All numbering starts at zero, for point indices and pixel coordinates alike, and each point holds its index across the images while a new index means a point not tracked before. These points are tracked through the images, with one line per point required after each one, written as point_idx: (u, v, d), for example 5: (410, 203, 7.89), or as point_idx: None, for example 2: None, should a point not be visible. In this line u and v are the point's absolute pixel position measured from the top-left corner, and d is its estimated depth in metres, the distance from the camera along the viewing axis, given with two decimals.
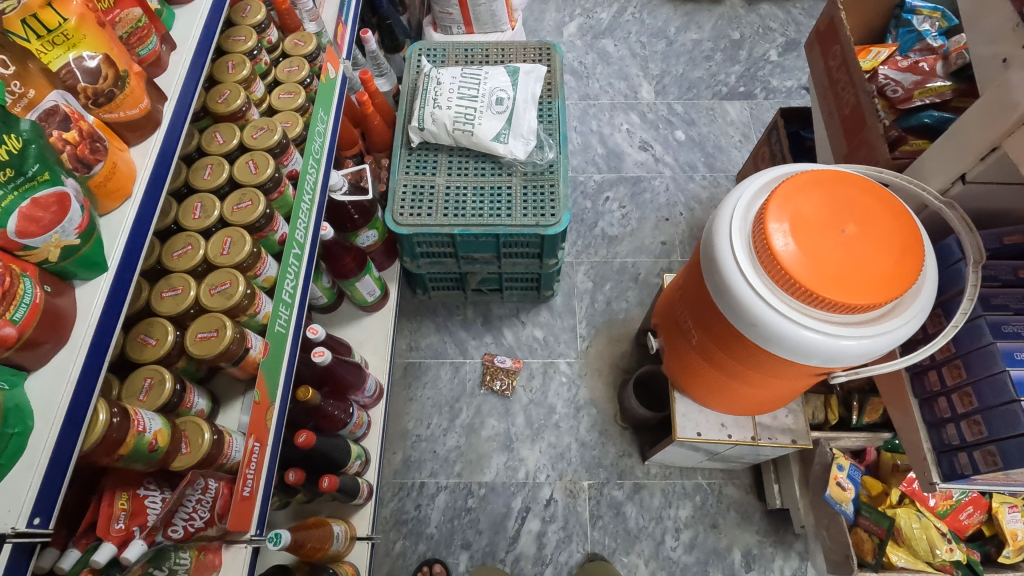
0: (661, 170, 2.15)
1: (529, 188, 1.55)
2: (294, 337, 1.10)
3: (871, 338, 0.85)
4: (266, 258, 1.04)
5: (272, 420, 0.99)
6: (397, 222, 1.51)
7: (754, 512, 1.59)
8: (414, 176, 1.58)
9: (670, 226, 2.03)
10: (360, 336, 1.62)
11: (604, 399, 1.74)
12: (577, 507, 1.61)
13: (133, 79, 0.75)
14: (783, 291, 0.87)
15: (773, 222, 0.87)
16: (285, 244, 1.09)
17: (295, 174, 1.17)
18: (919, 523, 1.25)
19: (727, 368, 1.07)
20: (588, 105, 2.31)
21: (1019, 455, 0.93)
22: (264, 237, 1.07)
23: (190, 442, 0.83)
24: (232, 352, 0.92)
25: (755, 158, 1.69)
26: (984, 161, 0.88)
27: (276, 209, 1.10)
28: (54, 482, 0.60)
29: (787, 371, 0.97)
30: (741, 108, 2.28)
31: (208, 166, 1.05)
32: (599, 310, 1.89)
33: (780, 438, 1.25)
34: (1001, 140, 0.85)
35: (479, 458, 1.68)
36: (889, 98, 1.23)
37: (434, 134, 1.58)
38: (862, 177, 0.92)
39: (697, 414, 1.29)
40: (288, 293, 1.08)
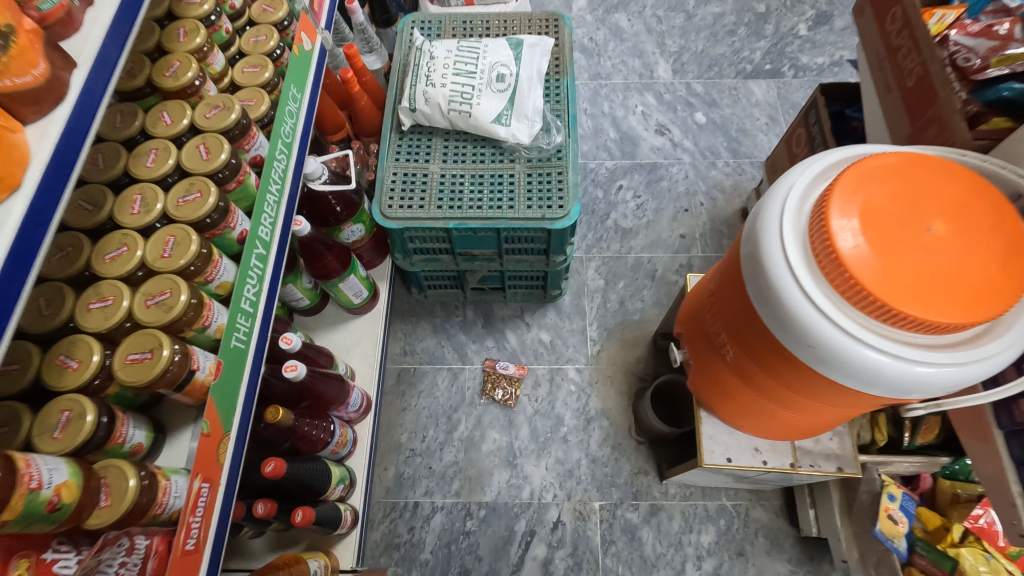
0: (679, 156, 1.96)
1: (534, 177, 1.37)
2: (258, 351, 0.94)
3: (962, 365, 0.68)
4: (219, 260, 0.88)
5: (227, 453, 0.85)
6: (385, 215, 1.34)
7: (785, 539, 1.43)
8: (405, 163, 1.40)
9: (689, 218, 1.85)
10: (346, 341, 1.46)
11: (617, 411, 1.58)
12: (588, 532, 1.45)
13: (21, 37, 0.59)
14: (849, 305, 0.70)
15: (839, 218, 0.69)
16: (246, 244, 0.93)
17: (260, 160, 1.00)
18: (987, 565, 1.05)
19: (768, 392, 0.89)
20: (599, 85, 2.12)
21: None
22: (220, 235, 0.90)
23: (110, 492, 0.67)
24: (170, 377, 0.76)
25: (789, 141, 1.51)
26: None
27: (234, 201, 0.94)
28: None
29: (846, 399, 0.80)
30: (767, 88, 2.08)
31: (152, 151, 0.89)
32: (612, 311, 1.72)
33: (822, 466, 1.09)
34: None
35: (479, 475, 1.52)
36: (959, 69, 1.00)
37: (428, 115, 1.40)
38: (947, 162, 0.74)
39: (726, 437, 1.12)
40: (249, 300, 0.92)
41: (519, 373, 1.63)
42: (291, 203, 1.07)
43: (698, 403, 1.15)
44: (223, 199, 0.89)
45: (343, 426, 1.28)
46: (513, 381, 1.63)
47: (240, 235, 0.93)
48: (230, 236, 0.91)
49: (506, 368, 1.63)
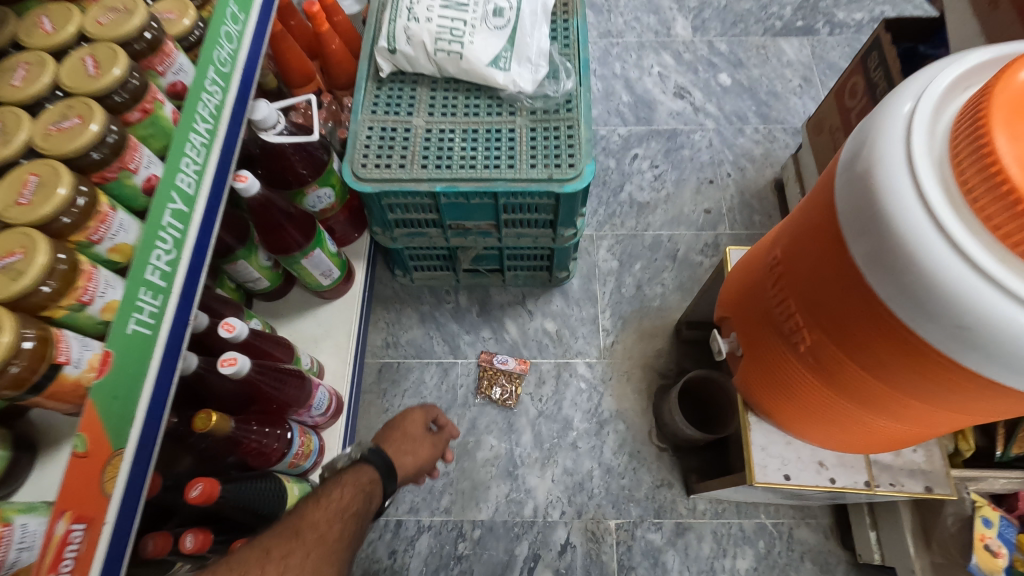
0: (702, 121, 1.72)
1: (539, 131, 1.14)
2: (175, 339, 0.71)
3: None
4: (113, 213, 0.64)
5: (118, 481, 0.61)
6: (359, 176, 1.10)
7: (836, 565, 1.20)
8: (383, 115, 1.17)
9: (715, 190, 1.61)
10: (315, 331, 1.23)
11: (635, 412, 1.35)
12: (602, 556, 1.23)
13: None
14: (1017, 262, 0.48)
15: (1010, 135, 0.48)
16: (158, 194, 0.69)
17: (181, 90, 0.77)
18: None
19: (857, 392, 0.67)
20: (610, 44, 1.87)
21: None
22: (116, 181, 0.66)
23: None
24: (13, 376, 0.52)
25: (839, 93, 1.29)
26: None
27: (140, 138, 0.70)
28: None
29: (982, 403, 0.58)
30: (800, 47, 1.84)
31: (20, 66, 0.65)
32: (628, 297, 1.48)
33: (906, 485, 0.86)
34: None
35: (473, 488, 1.29)
36: None
37: (410, 57, 1.17)
38: None
39: (783, 449, 0.89)
40: (160, 271, 0.69)
41: (519, 370, 1.40)
42: (228, 151, 0.84)
43: (745, 405, 0.92)
44: (120, 131, 0.65)
45: (306, 433, 1.04)
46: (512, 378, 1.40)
47: (146, 181, 0.69)
48: (130, 182, 0.67)
49: (505, 363, 1.40)
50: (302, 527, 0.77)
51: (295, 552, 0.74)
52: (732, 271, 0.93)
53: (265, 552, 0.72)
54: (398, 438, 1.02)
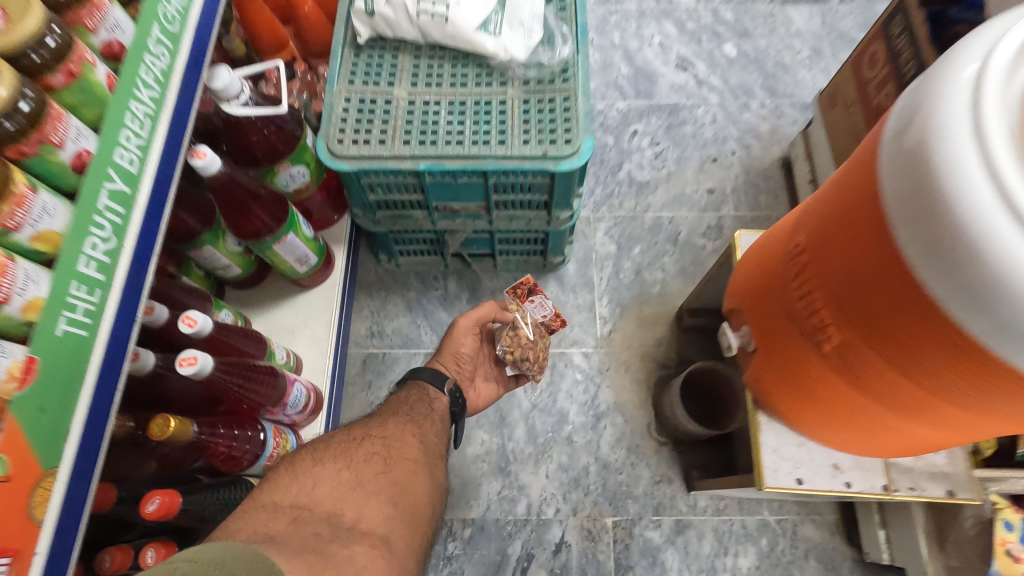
0: (706, 96, 1.62)
1: (532, 103, 1.04)
2: (120, 339, 0.63)
3: None
4: (12, 261, 0.52)
5: (57, 502, 0.55)
6: (335, 153, 1.00)
7: (841, 563, 1.16)
8: (362, 86, 1.06)
9: (718, 169, 1.53)
10: (291, 321, 1.14)
11: (633, 404, 1.28)
12: (598, 556, 1.17)
13: None
14: None
15: None
16: (67, 250, 0.56)
17: (83, 161, 0.60)
18: None
19: (892, 395, 0.59)
20: (608, 11, 1.76)
21: None
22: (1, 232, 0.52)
23: None
24: None
25: (858, 63, 1.18)
26: None
27: (30, 178, 0.55)
28: None
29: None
30: (809, 16, 1.74)
31: None
32: (627, 282, 1.41)
33: (927, 489, 0.80)
34: None
35: (464, 486, 1.22)
36: None
37: (391, 21, 1.05)
38: None
39: (795, 450, 0.82)
40: (89, 311, 0.58)
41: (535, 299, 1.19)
42: (156, 212, 0.69)
43: (753, 403, 0.85)
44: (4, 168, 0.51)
45: (282, 434, 0.97)
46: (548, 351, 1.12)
47: (35, 238, 0.55)
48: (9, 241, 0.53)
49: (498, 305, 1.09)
50: (378, 420, 0.89)
51: (377, 428, 0.86)
52: (739, 261, 0.85)
53: (352, 431, 0.85)
54: (467, 318, 1.08)
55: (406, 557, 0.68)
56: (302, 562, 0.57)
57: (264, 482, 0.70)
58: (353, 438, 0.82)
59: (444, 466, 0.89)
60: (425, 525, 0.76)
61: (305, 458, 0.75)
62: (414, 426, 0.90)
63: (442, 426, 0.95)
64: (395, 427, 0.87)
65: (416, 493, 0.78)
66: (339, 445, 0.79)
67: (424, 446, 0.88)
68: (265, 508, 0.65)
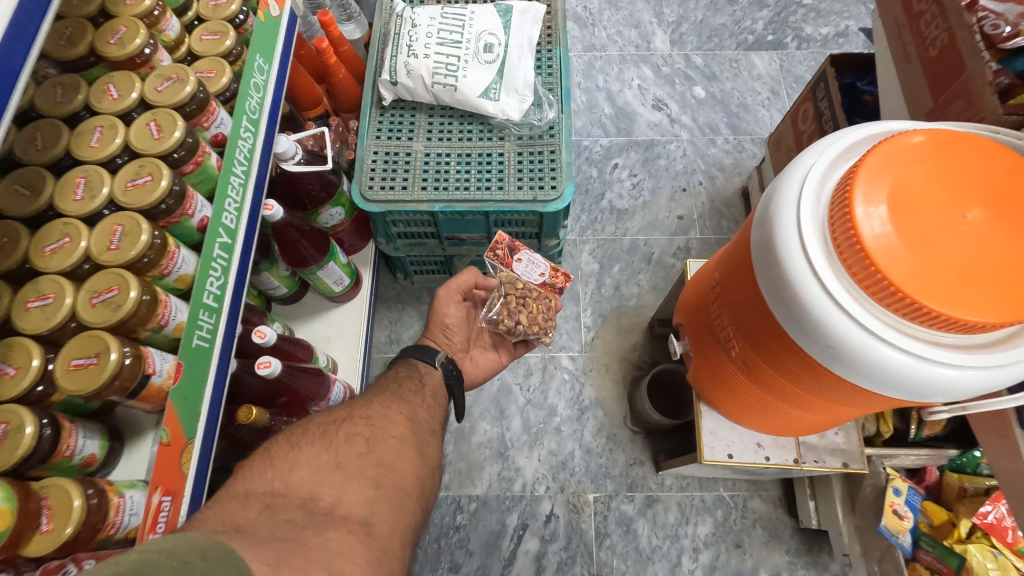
0: (677, 133, 1.87)
1: (525, 155, 1.29)
2: (226, 348, 0.88)
3: (993, 369, 0.62)
4: (169, 299, 0.77)
5: (193, 461, 0.79)
6: (366, 197, 1.25)
7: (783, 530, 1.39)
8: (386, 141, 1.31)
9: (687, 198, 1.77)
10: (327, 331, 1.39)
11: (612, 400, 1.53)
12: (582, 525, 1.41)
13: None
14: (871, 301, 0.63)
15: (861, 205, 0.62)
16: (195, 287, 0.81)
17: (205, 225, 0.85)
18: (994, 562, 1.03)
19: (775, 387, 0.83)
20: (594, 57, 2.02)
21: None
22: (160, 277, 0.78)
23: (52, 513, 0.60)
24: (119, 385, 0.69)
25: (795, 116, 1.42)
26: None
27: (173, 239, 0.80)
28: None
29: (859, 400, 0.75)
30: (769, 61, 1.99)
31: (82, 179, 0.76)
32: (607, 296, 1.65)
33: (828, 462, 1.04)
34: None
35: (470, 468, 1.46)
36: (989, 36, 0.93)
37: (410, 89, 1.30)
38: (976, 136, 0.66)
39: (728, 432, 1.06)
40: (207, 332, 0.83)
41: (523, 256, 1.11)
42: (245, 257, 0.93)
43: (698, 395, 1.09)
44: (162, 235, 0.77)
45: None
46: (548, 311, 1.10)
47: (178, 279, 0.80)
48: (162, 283, 0.78)
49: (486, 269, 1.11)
50: (367, 400, 0.89)
51: (365, 406, 0.87)
52: (688, 282, 1.09)
53: (333, 414, 0.84)
54: (450, 289, 1.11)
55: (388, 541, 0.68)
56: (270, 551, 0.57)
57: (240, 468, 0.72)
58: (336, 416, 0.83)
59: (436, 443, 0.89)
60: (411, 505, 0.76)
61: (282, 444, 0.76)
62: (399, 405, 0.89)
63: (434, 402, 0.96)
64: (382, 406, 0.88)
65: (401, 474, 0.78)
66: (317, 428, 0.79)
67: (410, 424, 0.87)
68: (238, 497, 0.67)
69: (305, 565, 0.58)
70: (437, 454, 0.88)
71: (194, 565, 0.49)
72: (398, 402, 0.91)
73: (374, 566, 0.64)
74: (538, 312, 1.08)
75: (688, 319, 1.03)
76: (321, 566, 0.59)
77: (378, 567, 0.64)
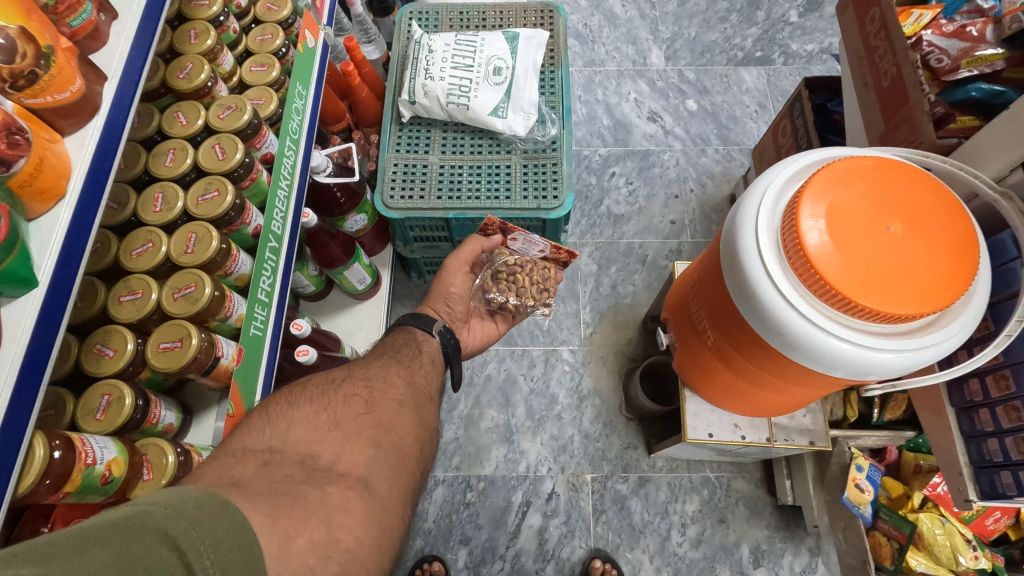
0: (671, 143, 2.01)
1: (530, 167, 1.43)
2: (275, 337, 1.03)
3: (913, 351, 0.76)
4: (232, 296, 0.93)
5: None
6: (388, 205, 1.39)
7: (763, 507, 1.53)
8: (405, 154, 1.45)
9: (679, 204, 1.91)
10: (350, 325, 1.53)
11: (608, 389, 1.67)
12: (580, 502, 1.55)
13: (60, 56, 0.64)
14: (814, 297, 0.78)
15: (806, 218, 0.77)
16: (251, 284, 0.96)
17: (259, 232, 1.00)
18: (942, 529, 1.18)
19: (744, 372, 0.97)
20: (593, 71, 2.17)
21: None
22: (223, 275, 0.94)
23: (152, 466, 0.76)
24: (199, 362, 0.85)
25: (775, 131, 1.57)
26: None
27: (233, 243, 0.96)
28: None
29: (812, 381, 0.89)
30: (757, 75, 2.13)
31: (158, 194, 0.90)
32: (605, 295, 1.79)
33: (796, 440, 1.18)
34: None
35: (478, 451, 1.61)
36: (933, 69, 1.07)
37: (427, 107, 1.44)
38: (903, 162, 0.81)
39: (709, 414, 1.21)
40: (260, 324, 0.98)
41: (518, 237, 1.15)
42: (289, 259, 1.08)
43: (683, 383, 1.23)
44: (226, 241, 0.92)
45: None
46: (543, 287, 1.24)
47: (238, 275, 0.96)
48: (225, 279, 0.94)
49: (483, 241, 1.19)
50: (366, 367, 0.89)
51: (364, 372, 0.86)
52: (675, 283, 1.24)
53: (329, 377, 0.83)
54: (455, 260, 1.16)
55: (387, 497, 0.69)
56: (267, 504, 0.57)
57: (237, 426, 0.69)
58: (331, 379, 0.83)
59: (433, 409, 0.90)
60: (410, 465, 0.76)
61: (279, 403, 0.74)
62: (398, 369, 0.91)
63: (431, 368, 0.99)
64: (381, 371, 0.88)
65: (400, 435, 0.78)
66: (316, 388, 0.79)
67: (408, 386, 0.88)
68: (235, 453, 0.65)
69: (304, 518, 0.58)
70: (434, 418, 0.90)
71: (188, 515, 0.49)
72: (397, 367, 0.92)
73: (374, 522, 0.64)
74: (529, 286, 1.22)
75: (673, 316, 1.17)
76: (319, 520, 0.59)
77: (378, 523, 0.65)
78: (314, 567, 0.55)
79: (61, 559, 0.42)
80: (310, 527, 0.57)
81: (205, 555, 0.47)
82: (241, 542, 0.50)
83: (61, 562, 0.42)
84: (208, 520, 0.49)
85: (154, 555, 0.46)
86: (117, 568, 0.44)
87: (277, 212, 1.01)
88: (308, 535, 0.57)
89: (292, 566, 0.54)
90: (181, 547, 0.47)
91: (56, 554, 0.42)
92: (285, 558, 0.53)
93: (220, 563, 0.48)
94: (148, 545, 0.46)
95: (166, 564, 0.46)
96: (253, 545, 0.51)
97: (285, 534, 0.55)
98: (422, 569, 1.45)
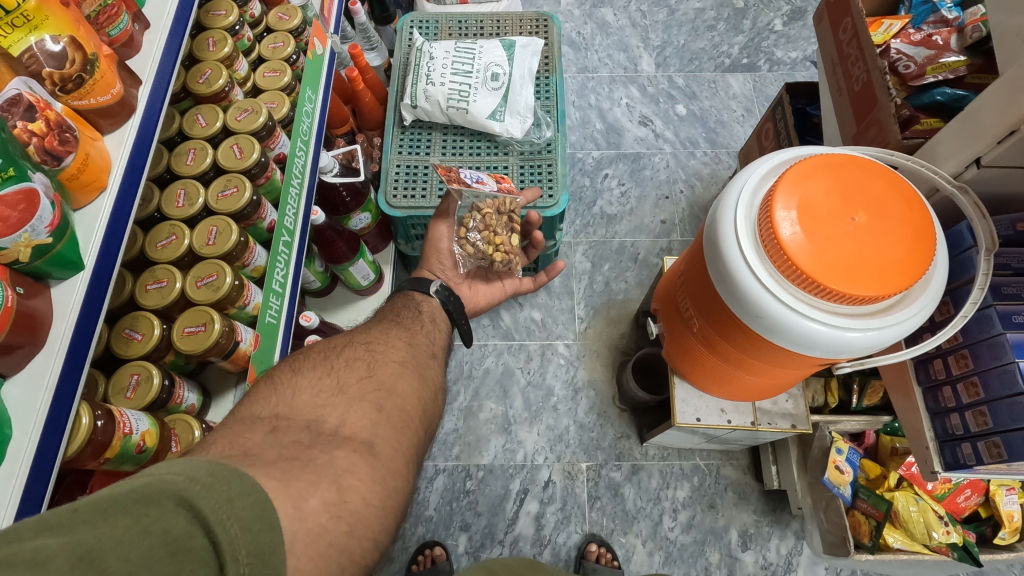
0: (661, 146, 2.09)
1: (525, 168, 1.50)
2: (287, 326, 1.09)
3: (878, 330, 0.83)
4: (250, 285, 1.00)
5: None
6: (391, 204, 1.46)
7: (751, 493, 1.60)
8: (407, 156, 1.52)
9: (669, 205, 1.99)
10: (354, 319, 1.59)
11: (602, 381, 1.74)
12: (575, 489, 1.61)
13: (103, 62, 0.71)
14: (789, 282, 0.85)
15: (780, 210, 0.85)
16: (266, 276, 1.03)
17: (274, 226, 1.07)
18: (916, 506, 1.25)
19: (728, 356, 1.04)
20: (587, 78, 2.25)
21: (1010, 415, 0.90)
22: (240, 266, 1.01)
23: (180, 439, 0.87)
24: (220, 346, 0.92)
25: (759, 135, 1.65)
26: (975, 169, 0.88)
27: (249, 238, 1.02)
28: (42, 478, 0.60)
29: (790, 362, 0.96)
30: (744, 81, 2.22)
31: (182, 190, 0.96)
32: (598, 291, 1.86)
33: (779, 423, 1.24)
34: (983, 151, 0.85)
35: (477, 441, 1.67)
36: (900, 74, 1.16)
37: (428, 111, 1.52)
38: (868, 159, 0.89)
39: (696, 400, 1.28)
40: (274, 314, 1.05)
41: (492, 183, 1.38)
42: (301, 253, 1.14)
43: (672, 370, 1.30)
44: (243, 235, 0.99)
45: None
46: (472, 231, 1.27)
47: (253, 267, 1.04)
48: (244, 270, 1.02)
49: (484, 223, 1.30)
50: (373, 334, 0.91)
51: (368, 338, 0.89)
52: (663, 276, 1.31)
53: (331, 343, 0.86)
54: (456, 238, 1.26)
55: (392, 461, 0.68)
56: (279, 469, 0.57)
57: (244, 394, 0.71)
58: (332, 344, 0.85)
59: (436, 369, 0.93)
60: (414, 426, 0.76)
61: (285, 369, 0.76)
62: (399, 333, 0.94)
63: (432, 327, 1.03)
64: (382, 338, 0.90)
65: (403, 398, 0.78)
66: (319, 355, 0.80)
67: (410, 349, 0.91)
68: (244, 421, 0.65)
69: (316, 480, 0.58)
70: (438, 378, 0.91)
71: (200, 480, 0.48)
72: (398, 330, 0.94)
73: (379, 483, 0.64)
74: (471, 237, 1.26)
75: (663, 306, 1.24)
76: (330, 481, 0.59)
77: (384, 484, 0.65)
78: (326, 525, 0.56)
79: (87, 526, 0.42)
80: (322, 488, 0.58)
81: (222, 513, 0.47)
82: (258, 501, 0.49)
83: (87, 528, 0.42)
84: (222, 484, 0.48)
85: (172, 517, 0.45)
86: (137, 531, 0.43)
87: (289, 208, 1.07)
88: (321, 496, 0.57)
89: (308, 525, 0.54)
90: (197, 508, 0.46)
91: (81, 520, 0.42)
92: (300, 517, 0.54)
93: (236, 519, 0.47)
94: (165, 509, 0.45)
95: (183, 524, 0.45)
96: (265, 506, 0.50)
97: (298, 495, 0.55)
98: (424, 555, 1.51)
